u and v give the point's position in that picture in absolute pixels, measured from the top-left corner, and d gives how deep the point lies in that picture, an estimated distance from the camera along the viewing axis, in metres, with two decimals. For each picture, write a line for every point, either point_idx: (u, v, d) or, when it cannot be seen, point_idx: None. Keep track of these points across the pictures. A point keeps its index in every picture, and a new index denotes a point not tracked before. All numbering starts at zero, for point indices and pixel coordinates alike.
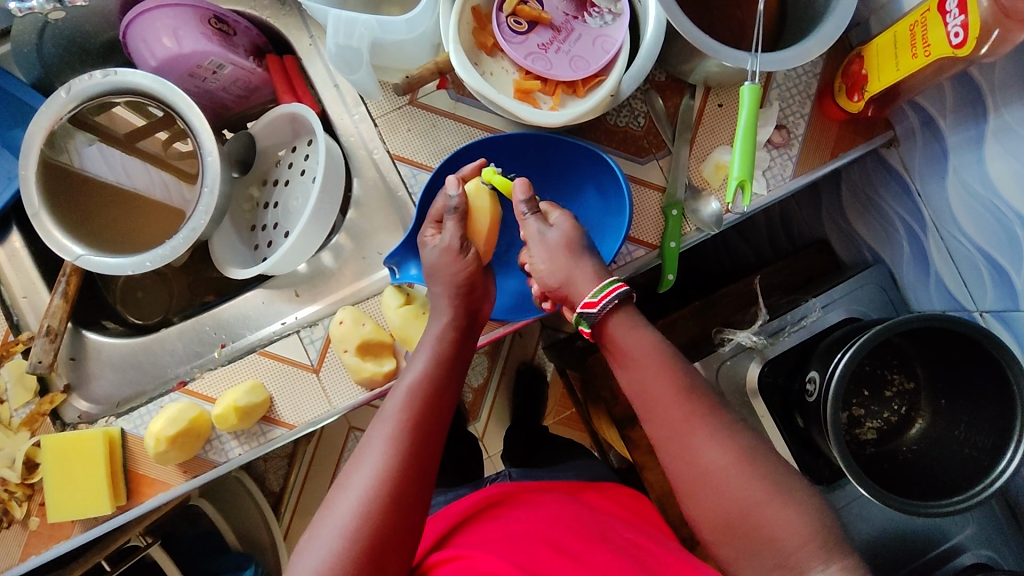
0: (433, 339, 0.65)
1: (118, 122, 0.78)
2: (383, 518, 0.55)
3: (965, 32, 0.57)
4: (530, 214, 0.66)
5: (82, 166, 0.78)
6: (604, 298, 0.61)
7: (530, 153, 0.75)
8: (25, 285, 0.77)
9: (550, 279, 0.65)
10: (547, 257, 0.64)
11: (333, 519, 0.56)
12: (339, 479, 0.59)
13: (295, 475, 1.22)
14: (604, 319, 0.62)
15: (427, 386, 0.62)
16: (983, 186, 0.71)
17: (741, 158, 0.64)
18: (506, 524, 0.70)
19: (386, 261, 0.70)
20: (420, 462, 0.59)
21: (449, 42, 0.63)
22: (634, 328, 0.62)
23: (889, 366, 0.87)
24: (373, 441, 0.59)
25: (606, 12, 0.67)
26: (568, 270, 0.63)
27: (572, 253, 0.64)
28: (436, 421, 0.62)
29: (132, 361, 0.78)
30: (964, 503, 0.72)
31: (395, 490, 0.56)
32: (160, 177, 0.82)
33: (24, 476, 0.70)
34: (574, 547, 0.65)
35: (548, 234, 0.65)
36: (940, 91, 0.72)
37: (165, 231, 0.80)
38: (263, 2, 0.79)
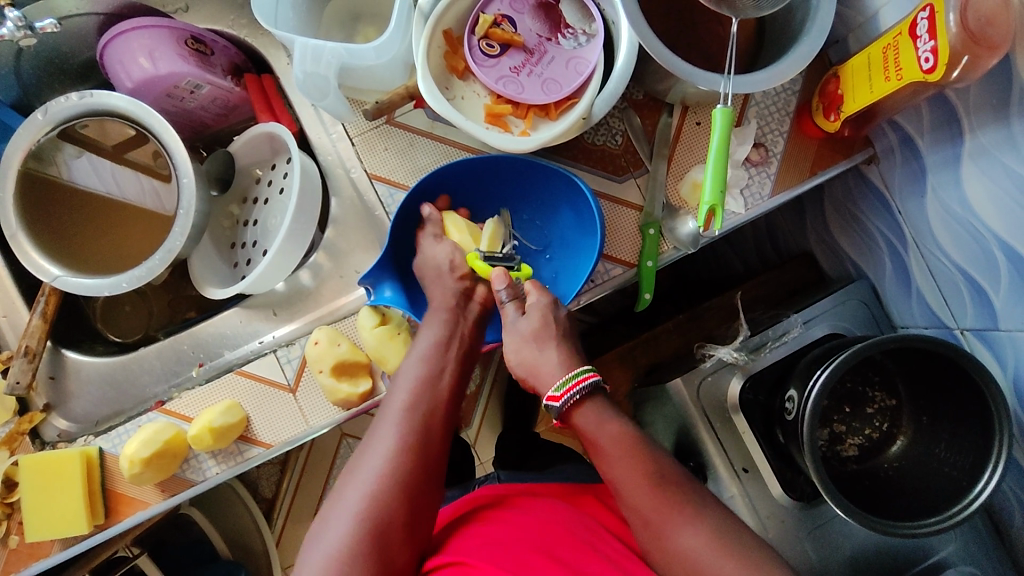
0: (432, 326, 0.68)
1: (108, 132, 0.76)
2: (392, 497, 0.59)
3: (935, 57, 0.57)
4: (505, 302, 0.68)
5: (71, 179, 0.78)
6: (565, 392, 0.62)
7: (506, 172, 0.75)
8: (5, 305, 0.77)
9: (518, 366, 0.67)
10: (516, 347, 0.66)
11: (346, 498, 0.60)
12: (351, 462, 0.63)
13: (286, 481, 1.19)
14: (571, 412, 0.63)
15: (428, 372, 0.66)
16: (961, 206, 0.71)
17: (713, 181, 0.64)
18: (495, 529, 0.68)
19: (362, 282, 0.70)
20: (424, 444, 0.63)
21: (419, 66, 0.63)
22: (603, 422, 0.63)
23: (871, 383, 0.86)
24: (382, 426, 0.64)
25: (580, 33, 0.67)
26: (534, 360, 0.65)
27: (538, 342, 0.65)
28: (439, 405, 0.66)
29: (111, 380, 0.79)
30: (941, 524, 0.72)
31: (403, 472, 0.61)
32: (151, 187, 0.79)
33: (3, 496, 0.71)
34: (567, 556, 0.64)
35: (519, 324, 0.66)
36: (917, 111, 0.72)
37: (153, 242, 0.79)
38: (241, 21, 0.78)
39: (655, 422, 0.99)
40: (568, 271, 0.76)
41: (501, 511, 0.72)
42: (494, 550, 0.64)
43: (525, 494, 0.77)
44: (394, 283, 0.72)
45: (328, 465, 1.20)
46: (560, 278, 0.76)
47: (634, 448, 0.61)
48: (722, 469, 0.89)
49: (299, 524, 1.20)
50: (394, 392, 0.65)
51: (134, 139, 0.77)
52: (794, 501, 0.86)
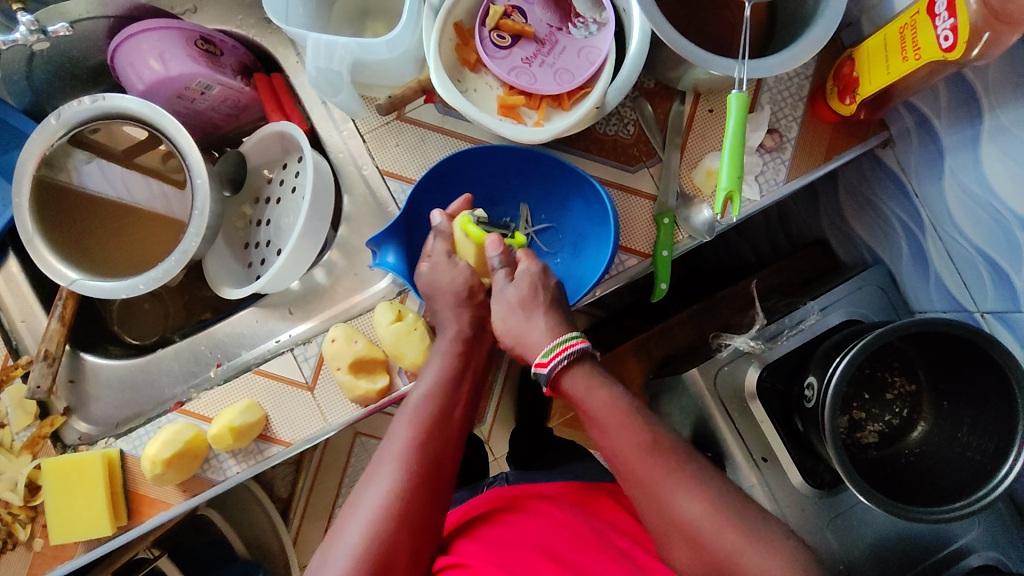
0: (438, 358, 0.67)
1: (116, 137, 0.77)
2: (392, 536, 0.58)
3: (955, 36, 0.56)
4: (497, 268, 0.68)
5: (82, 184, 0.78)
6: (553, 358, 0.61)
7: (515, 165, 0.75)
8: (23, 309, 0.78)
9: (505, 336, 0.67)
10: (503, 315, 0.67)
11: (345, 534, 0.58)
12: (352, 496, 0.62)
13: (303, 481, 1.20)
14: (559, 378, 0.63)
15: (434, 405, 0.65)
16: (981, 187, 0.70)
17: (729, 167, 0.63)
18: (503, 531, 0.69)
19: (367, 244, 0.70)
20: (427, 479, 0.61)
21: (431, 59, 0.62)
22: (592, 387, 0.62)
23: (889, 368, 0.86)
24: (384, 459, 0.62)
25: (591, 22, 0.66)
26: (520, 328, 0.65)
27: (524, 310, 0.65)
28: (445, 438, 0.64)
29: (130, 382, 0.79)
30: (965, 509, 0.72)
31: (404, 509, 0.59)
32: (160, 191, 0.80)
33: (27, 499, 0.72)
34: (571, 556, 0.65)
35: (506, 292, 0.66)
36: (934, 92, 0.71)
37: (165, 244, 0.78)
38: (249, 20, 0.79)
39: (672, 413, 0.99)
40: (584, 264, 0.75)
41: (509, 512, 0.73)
42: (497, 552, 0.65)
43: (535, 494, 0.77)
44: (399, 248, 0.72)
45: (343, 463, 1.21)
46: (572, 273, 0.76)
47: (621, 418, 0.60)
48: (741, 459, 0.88)
49: (316, 523, 1.20)
50: (398, 424, 0.64)
51: (145, 143, 0.78)
52: (814, 488, 0.86)
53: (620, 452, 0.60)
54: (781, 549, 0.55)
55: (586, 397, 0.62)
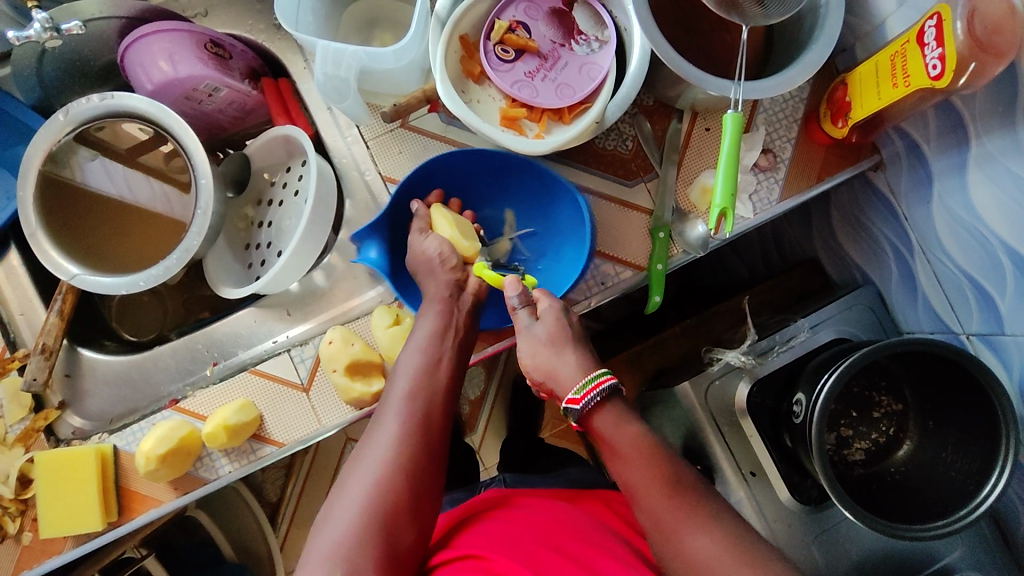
0: (428, 319, 0.68)
1: (122, 135, 0.78)
2: (396, 490, 0.58)
3: (943, 65, 0.58)
4: (519, 307, 0.68)
5: (84, 181, 0.79)
6: (586, 394, 0.62)
7: (497, 168, 0.77)
8: (22, 303, 0.78)
9: (534, 372, 0.66)
10: (532, 351, 0.66)
11: (348, 492, 0.58)
12: (353, 455, 0.62)
13: (292, 485, 1.21)
14: (589, 415, 0.63)
15: (429, 363, 0.65)
16: (968, 212, 0.72)
17: (723, 184, 0.64)
18: (509, 525, 0.69)
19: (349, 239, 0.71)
20: (426, 435, 0.62)
21: (437, 69, 0.64)
22: (620, 425, 0.62)
23: (877, 388, 0.87)
24: (382, 418, 0.62)
25: (593, 40, 0.68)
26: (551, 363, 0.65)
27: (554, 346, 0.65)
28: (435, 415, 0.63)
29: (125, 379, 0.79)
30: (947, 527, 0.73)
31: (406, 464, 0.59)
32: (162, 190, 0.82)
33: (18, 492, 0.72)
34: (576, 553, 0.64)
35: (535, 330, 0.66)
36: (923, 118, 0.73)
37: (165, 244, 0.80)
38: (259, 25, 0.80)
39: (662, 425, 1.00)
40: (562, 268, 0.76)
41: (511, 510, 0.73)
42: (505, 544, 0.64)
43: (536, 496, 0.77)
44: (381, 244, 0.73)
45: (334, 467, 1.21)
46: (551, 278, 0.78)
47: (635, 450, 0.61)
48: (729, 472, 0.89)
49: (304, 529, 1.21)
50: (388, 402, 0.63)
51: (149, 143, 0.80)
52: (801, 504, 0.87)
53: (635, 484, 0.61)
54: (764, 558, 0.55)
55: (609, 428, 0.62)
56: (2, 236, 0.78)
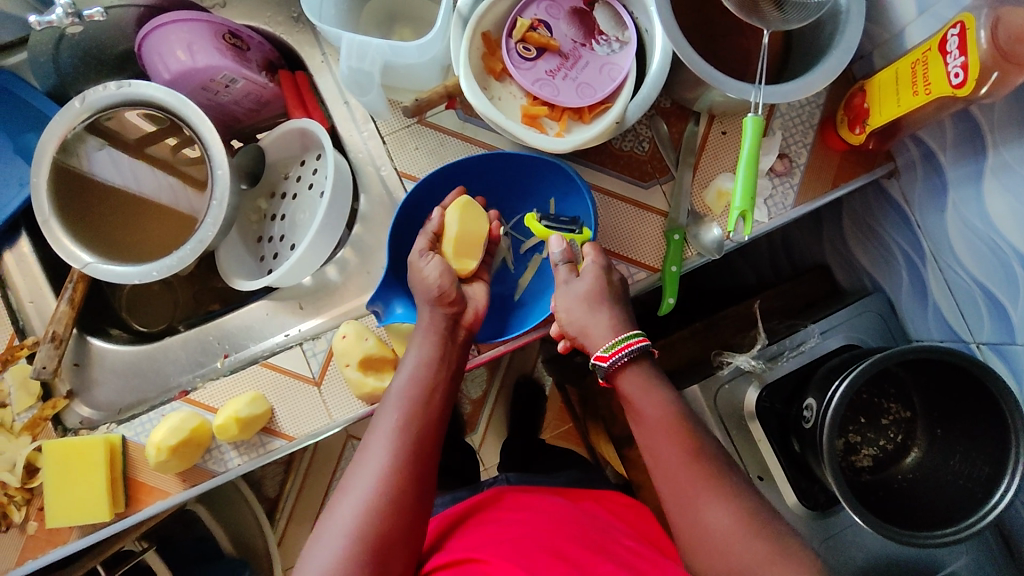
0: (421, 346, 0.67)
1: (130, 126, 0.78)
2: (385, 518, 0.58)
3: (965, 73, 0.58)
4: (560, 263, 0.69)
5: (90, 170, 0.78)
6: (615, 353, 0.64)
7: (505, 171, 0.76)
8: (32, 290, 0.77)
9: (569, 327, 0.68)
10: (568, 307, 0.67)
11: (336, 517, 0.59)
12: (342, 479, 0.62)
13: (292, 481, 1.21)
14: (616, 374, 0.65)
15: (421, 391, 0.65)
16: (983, 222, 0.72)
17: (743, 188, 0.65)
18: (511, 528, 0.68)
19: (372, 304, 0.71)
20: (415, 464, 0.61)
21: (460, 65, 0.64)
22: (647, 389, 0.65)
23: (885, 395, 0.87)
24: (373, 444, 0.62)
25: (613, 40, 0.68)
26: (584, 320, 0.66)
27: (590, 303, 0.66)
28: (425, 440, 0.63)
29: (136, 369, 0.79)
30: (957, 535, 0.73)
31: (395, 493, 0.59)
32: (167, 181, 0.81)
33: (24, 481, 0.71)
34: (578, 556, 0.63)
35: (572, 286, 0.67)
36: (940, 127, 0.74)
37: (170, 237, 0.79)
38: (277, 18, 0.80)
39: None
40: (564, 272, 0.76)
41: (516, 512, 0.73)
42: (507, 547, 0.64)
43: (535, 495, 0.77)
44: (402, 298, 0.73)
45: (334, 465, 1.21)
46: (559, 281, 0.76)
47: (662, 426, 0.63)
48: None
49: (302, 524, 1.21)
50: (378, 427, 0.63)
51: (158, 134, 0.79)
52: (809, 510, 0.87)
53: (664, 460, 0.62)
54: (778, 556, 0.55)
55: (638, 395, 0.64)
56: (14, 223, 0.78)
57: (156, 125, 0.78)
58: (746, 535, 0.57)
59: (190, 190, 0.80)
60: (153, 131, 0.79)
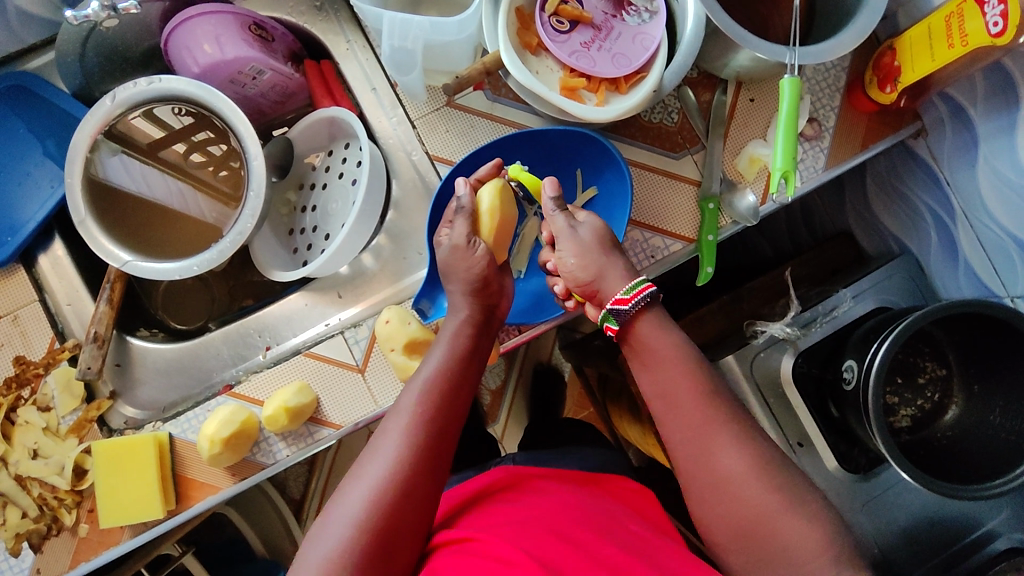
0: (451, 333, 0.66)
1: (147, 129, 0.77)
2: (398, 503, 0.57)
3: (1004, 22, 0.59)
4: (557, 212, 0.66)
5: (105, 176, 0.76)
6: (635, 295, 0.62)
7: (542, 154, 0.76)
8: (69, 293, 0.77)
9: (579, 273, 0.64)
10: (577, 253, 0.64)
11: (349, 497, 0.58)
12: (353, 467, 0.61)
13: (316, 481, 1.18)
14: (632, 320, 0.63)
15: (447, 378, 0.64)
16: (1017, 173, 0.72)
17: (784, 150, 0.65)
18: (514, 511, 0.66)
19: (421, 301, 0.72)
20: (432, 452, 0.60)
21: (498, 41, 0.64)
22: (663, 331, 0.63)
23: (922, 354, 0.88)
24: (388, 433, 0.61)
25: (643, 10, 0.68)
26: (600, 264, 0.63)
27: (603, 249, 0.64)
28: (444, 432, 0.62)
29: (177, 367, 0.78)
30: (1005, 485, 0.74)
31: (407, 484, 0.58)
32: (177, 187, 0.81)
33: (73, 483, 0.71)
34: (579, 537, 0.61)
35: (579, 231, 0.65)
36: (971, 82, 0.74)
37: (186, 240, 0.80)
38: (300, 7, 0.79)
39: None
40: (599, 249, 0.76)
41: (517, 493, 0.70)
42: (507, 530, 0.62)
43: (546, 477, 0.75)
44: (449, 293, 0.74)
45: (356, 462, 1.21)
46: None
47: (680, 363, 0.61)
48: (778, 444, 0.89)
49: None
50: (396, 415, 0.62)
51: (167, 139, 0.79)
52: (850, 473, 0.88)
53: (679, 427, 0.60)
54: (801, 508, 0.56)
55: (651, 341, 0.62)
56: (47, 226, 0.77)
57: (164, 130, 0.78)
58: (766, 475, 0.57)
59: (201, 194, 0.81)
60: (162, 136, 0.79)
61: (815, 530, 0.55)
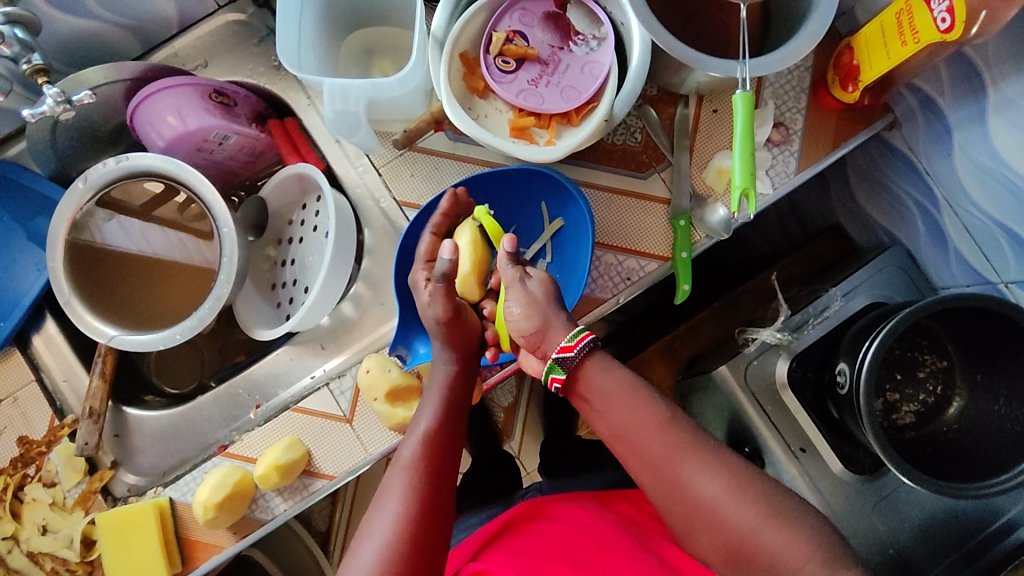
0: (439, 385, 0.67)
1: (137, 191, 0.78)
2: (409, 560, 0.56)
3: (952, 17, 0.58)
4: (508, 264, 0.65)
5: (105, 241, 0.79)
6: (581, 341, 0.60)
7: (508, 191, 0.77)
8: (65, 369, 0.80)
9: (523, 324, 0.62)
10: (523, 303, 0.63)
11: (359, 559, 0.56)
12: (358, 531, 0.59)
13: (339, 513, 1.13)
14: (579, 364, 0.61)
15: (441, 428, 0.64)
16: (991, 159, 0.70)
17: (741, 165, 0.64)
18: (530, 544, 0.70)
19: (396, 348, 0.73)
20: (435, 503, 0.60)
21: (442, 92, 0.64)
22: (608, 370, 0.61)
23: (919, 347, 0.84)
24: (389, 490, 0.60)
25: (591, 38, 0.68)
26: (545, 315, 0.62)
27: (548, 299, 0.62)
28: (444, 483, 0.61)
29: (173, 432, 0.80)
30: (1012, 480, 0.71)
31: (414, 539, 0.57)
32: (178, 239, 0.81)
33: (83, 554, 0.73)
34: (587, 560, 0.66)
35: (528, 282, 0.63)
36: (936, 72, 0.73)
37: (189, 299, 0.80)
38: (259, 69, 0.81)
39: (705, 412, 0.98)
40: (566, 283, 0.76)
41: (536, 523, 0.74)
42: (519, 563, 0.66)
43: (562, 501, 0.78)
44: (427, 339, 0.75)
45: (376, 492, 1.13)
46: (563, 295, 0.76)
47: (636, 398, 0.60)
48: (779, 450, 0.87)
49: None
50: (395, 472, 0.61)
51: (164, 194, 0.79)
52: (855, 475, 0.85)
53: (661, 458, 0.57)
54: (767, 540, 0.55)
55: (602, 385, 0.60)
56: (38, 306, 0.80)
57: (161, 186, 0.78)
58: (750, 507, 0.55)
59: (203, 244, 0.81)
60: (160, 192, 0.79)
61: (795, 559, 0.53)
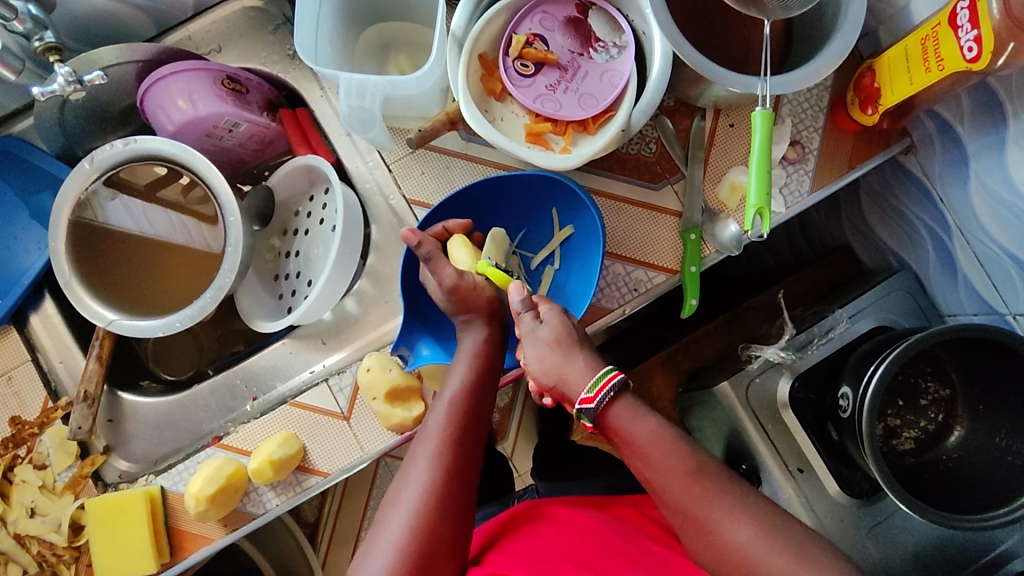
0: (469, 351, 0.67)
1: (139, 173, 0.77)
2: (433, 529, 0.58)
3: (979, 47, 0.57)
4: (522, 312, 0.65)
5: (107, 221, 0.78)
6: (599, 392, 0.60)
7: (518, 195, 0.76)
8: (60, 350, 0.79)
9: (543, 378, 0.63)
10: (539, 357, 0.63)
11: (388, 524, 0.58)
12: (387, 493, 0.61)
13: (329, 503, 1.12)
14: (605, 411, 0.61)
15: (469, 398, 0.64)
16: (1008, 190, 0.70)
17: (757, 183, 0.63)
18: (537, 543, 0.70)
19: (397, 348, 0.72)
20: (461, 473, 0.61)
21: (459, 93, 0.63)
22: (637, 418, 0.60)
23: (923, 374, 0.82)
24: (417, 458, 0.61)
25: (611, 46, 0.67)
26: (561, 367, 0.62)
27: (562, 349, 0.62)
28: (471, 452, 0.62)
29: (168, 419, 0.80)
30: (1008, 516, 0.71)
31: (440, 507, 0.59)
32: (180, 221, 0.80)
33: (70, 539, 0.72)
34: (595, 562, 0.66)
35: (538, 333, 0.63)
36: (957, 100, 0.72)
37: (192, 284, 0.79)
38: (274, 57, 0.80)
39: (703, 426, 0.98)
40: (573, 292, 0.75)
41: (540, 523, 0.74)
42: (526, 564, 0.65)
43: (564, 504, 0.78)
44: (429, 340, 0.74)
45: (367, 488, 1.12)
46: (570, 305, 0.75)
47: (662, 447, 0.59)
48: (777, 470, 0.87)
49: (346, 547, 1.11)
50: (424, 438, 0.62)
51: (169, 176, 0.78)
52: (852, 498, 0.85)
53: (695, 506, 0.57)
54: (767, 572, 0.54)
55: (633, 430, 0.60)
56: (37, 286, 0.79)
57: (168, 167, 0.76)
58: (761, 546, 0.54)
59: (205, 227, 0.80)
60: (164, 174, 0.78)
61: None
